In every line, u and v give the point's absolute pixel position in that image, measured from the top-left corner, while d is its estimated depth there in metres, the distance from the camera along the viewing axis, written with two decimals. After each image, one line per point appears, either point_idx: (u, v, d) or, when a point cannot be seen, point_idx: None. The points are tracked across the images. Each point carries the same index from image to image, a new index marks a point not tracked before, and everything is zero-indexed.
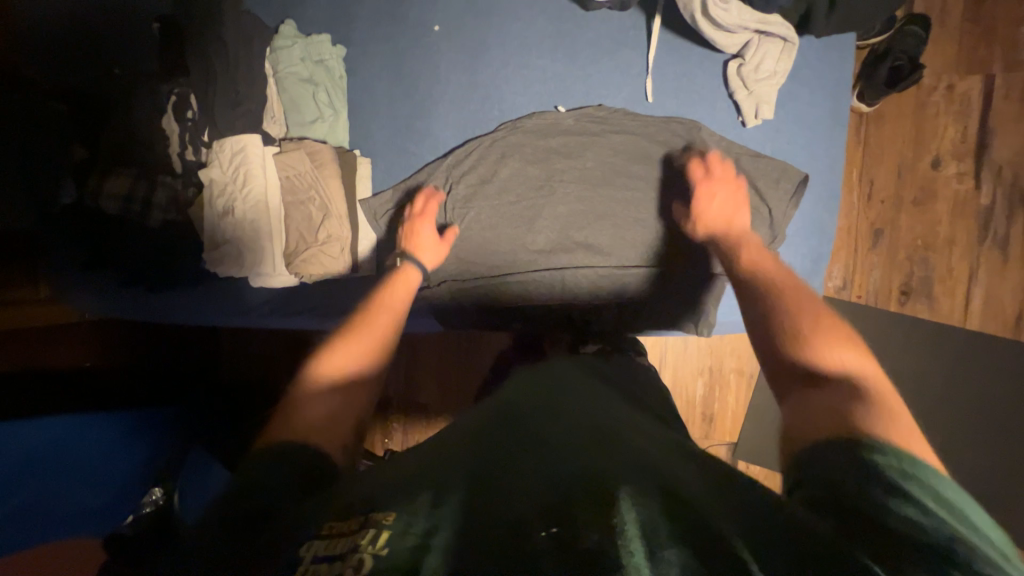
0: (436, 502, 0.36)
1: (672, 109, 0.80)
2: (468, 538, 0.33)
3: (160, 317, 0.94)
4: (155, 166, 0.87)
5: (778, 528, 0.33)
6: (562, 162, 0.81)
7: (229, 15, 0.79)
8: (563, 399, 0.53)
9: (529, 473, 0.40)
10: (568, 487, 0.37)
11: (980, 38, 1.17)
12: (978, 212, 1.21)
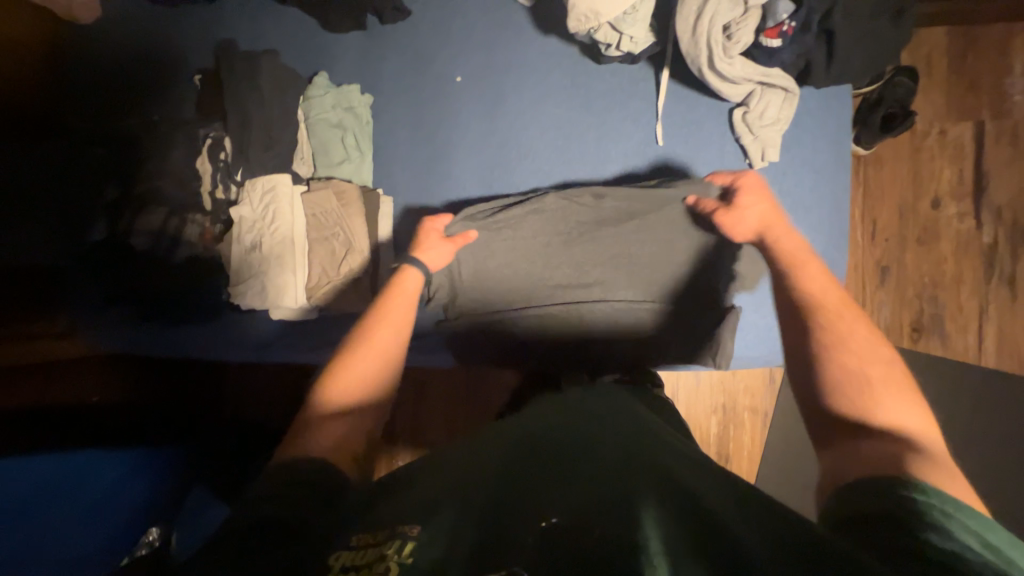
0: (460, 515, 0.42)
1: (681, 152, 0.84)
2: (487, 550, 0.39)
3: (177, 351, 0.95)
4: (186, 204, 0.91)
5: (760, 539, 0.37)
6: (583, 201, 0.81)
7: (264, 65, 0.84)
8: (578, 422, 0.58)
9: (541, 490, 0.45)
10: (572, 502, 0.42)
11: (967, 88, 1.24)
12: (981, 252, 1.24)
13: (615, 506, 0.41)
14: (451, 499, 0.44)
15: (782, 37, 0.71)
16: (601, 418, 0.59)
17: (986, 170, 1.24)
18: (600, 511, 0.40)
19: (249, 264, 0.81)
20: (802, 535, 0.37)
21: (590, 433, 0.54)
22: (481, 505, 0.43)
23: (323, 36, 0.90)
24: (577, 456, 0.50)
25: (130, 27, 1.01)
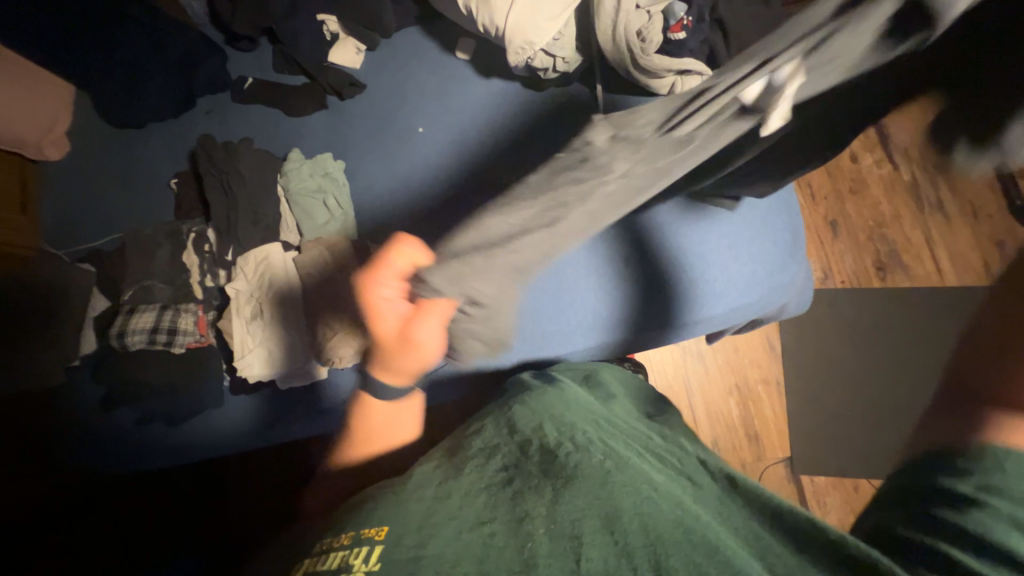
0: (432, 505, 0.46)
1: None
2: (451, 546, 0.41)
3: (181, 449, 0.91)
4: (179, 297, 0.93)
5: (684, 533, 0.40)
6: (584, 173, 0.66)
7: (242, 152, 0.92)
8: (564, 420, 0.58)
9: (509, 493, 0.47)
10: (532, 502, 0.45)
11: None
12: (907, 188, 1.39)
13: (568, 512, 0.43)
14: (426, 492, 0.49)
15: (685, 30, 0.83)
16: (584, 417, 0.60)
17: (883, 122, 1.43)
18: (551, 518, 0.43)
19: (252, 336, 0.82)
20: (709, 533, 0.40)
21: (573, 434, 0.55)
22: (453, 498, 0.47)
23: (291, 120, 0.99)
24: (555, 456, 0.51)
25: (100, 154, 1.07)
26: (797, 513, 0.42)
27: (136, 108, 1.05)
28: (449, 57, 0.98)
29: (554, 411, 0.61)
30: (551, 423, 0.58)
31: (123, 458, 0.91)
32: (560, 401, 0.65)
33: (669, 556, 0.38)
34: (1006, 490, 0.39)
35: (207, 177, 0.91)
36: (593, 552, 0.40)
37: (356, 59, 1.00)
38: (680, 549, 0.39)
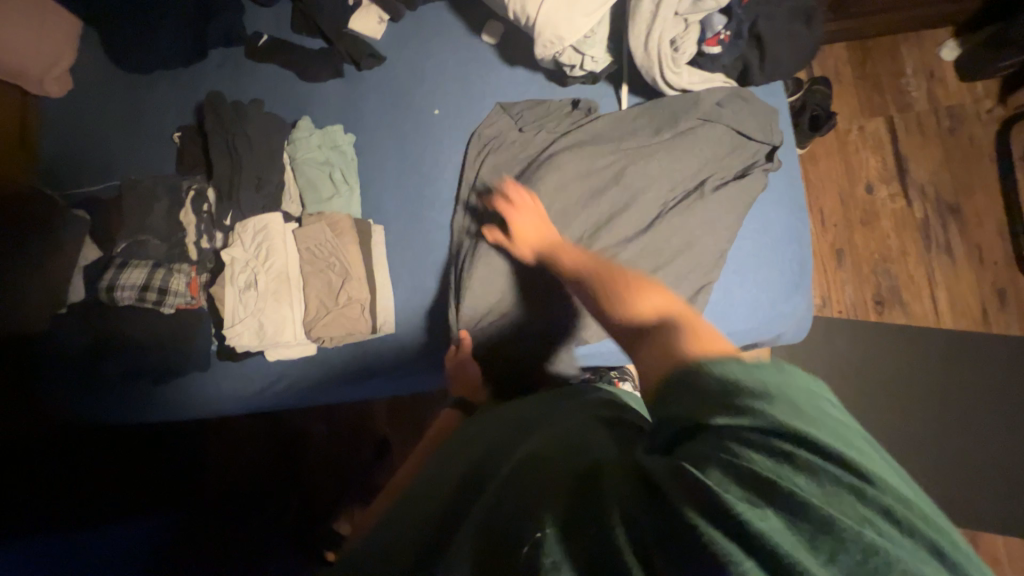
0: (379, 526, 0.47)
1: None
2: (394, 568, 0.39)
3: (164, 411, 0.91)
4: (172, 255, 0.91)
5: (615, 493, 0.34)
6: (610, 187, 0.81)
7: (250, 114, 0.89)
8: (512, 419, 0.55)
9: (438, 500, 0.45)
10: (457, 500, 0.43)
11: (872, 90, 1.44)
12: (917, 225, 1.38)
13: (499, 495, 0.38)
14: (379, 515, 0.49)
15: (721, 45, 0.79)
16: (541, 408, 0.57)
17: (905, 155, 1.41)
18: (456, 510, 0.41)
19: (245, 305, 0.81)
20: (595, 479, 0.36)
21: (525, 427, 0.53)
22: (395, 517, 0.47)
23: (304, 85, 0.96)
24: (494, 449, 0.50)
25: (103, 95, 1.04)
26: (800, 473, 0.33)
27: (145, 52, 1.01)
28: (474, 39, 0.95)
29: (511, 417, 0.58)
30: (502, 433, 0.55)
31: (105, 410, 0.90)
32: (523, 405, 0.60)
33: (542, 509, 0.35)
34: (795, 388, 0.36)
35: (212, 136, 0.88)
36: (482, 519, 0.37)
37: (378, 29, 0.96)
38: (558, 501, 0.35)
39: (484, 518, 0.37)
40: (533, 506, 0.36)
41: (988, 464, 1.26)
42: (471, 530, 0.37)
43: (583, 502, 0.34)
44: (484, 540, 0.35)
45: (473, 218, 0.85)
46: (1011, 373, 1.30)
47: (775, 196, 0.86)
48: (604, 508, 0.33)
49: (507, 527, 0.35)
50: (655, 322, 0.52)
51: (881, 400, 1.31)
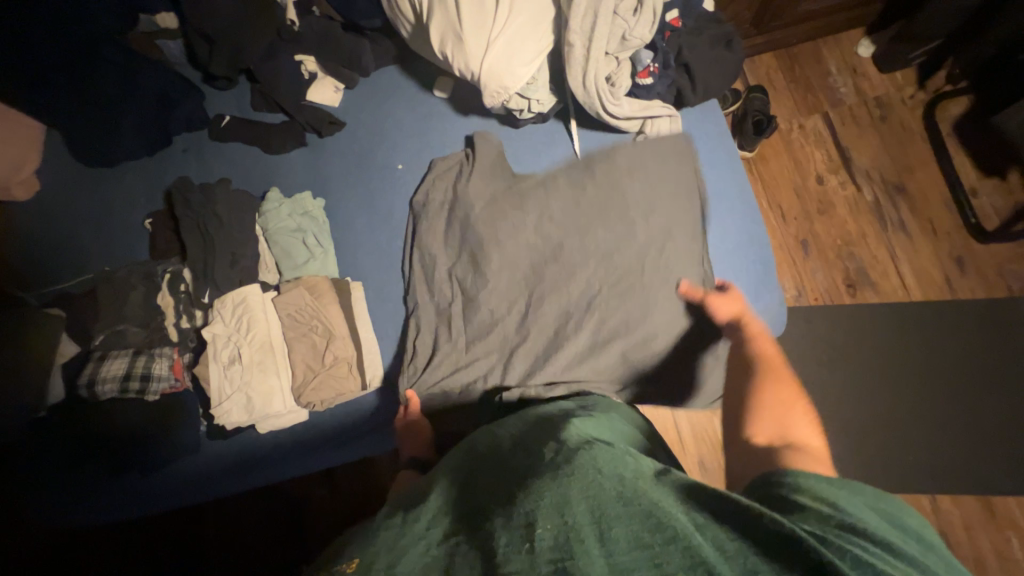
0: (401, 530, 0.45)
1: None
2: (430, 556, 0.42)
3: (153, 505, 0.88)
4: (153, 340, 0.91)
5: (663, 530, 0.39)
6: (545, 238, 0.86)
7: (220, 191, 0.91)
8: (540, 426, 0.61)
9: (479, 503, 0.48)
10: (496, 512, 0.45)
11: (805, 91, 1.55)
12: (870, 207, 1.46)
13: (546, 505, 0.43)
14: (396, 520, 0.47)
15: (652, 76, 0.87)
16: (549, 418, 0.63)
17: (846, 145, 1.51)
18: (501, 521, 0.43)
19: (230, 380, 0.79)
20: (647, 499, 0.42)
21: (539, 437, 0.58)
22: (422, 524, 0.46)
23: (270, 157, 1.00)
24: (516, 463, 0.53)
25: (75, 193, 1.06)
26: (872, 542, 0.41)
27: (111, 147, 1.03)
28: (427, 95, 1.00)
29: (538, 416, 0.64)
30: (530, 432, 0.60)
31: (88, 510, 0.87)
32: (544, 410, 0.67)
33: (614, 528, 0.40)
34: (883, 506, 0.46)
35: (184, 217, 0.90)
36: (546, 534, 0.40)
37: (336, 97, 1.01)
38: (629, 526, 0.40)
39: (549, 537, 0.40)
40: (598, 518, 0.41)
41: (984, 426, 1.29)
42: (531, 549, 0.39)
43: (645, 518, 0.40)
44: (555, 552, 0.39)
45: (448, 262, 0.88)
46: (985, 334, 1.34)
47: (727, 204, 0.90)
48: (667, 526, 0.39)
49: (577, 541, 0.39)
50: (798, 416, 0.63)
51: (872, 379, 1.34)
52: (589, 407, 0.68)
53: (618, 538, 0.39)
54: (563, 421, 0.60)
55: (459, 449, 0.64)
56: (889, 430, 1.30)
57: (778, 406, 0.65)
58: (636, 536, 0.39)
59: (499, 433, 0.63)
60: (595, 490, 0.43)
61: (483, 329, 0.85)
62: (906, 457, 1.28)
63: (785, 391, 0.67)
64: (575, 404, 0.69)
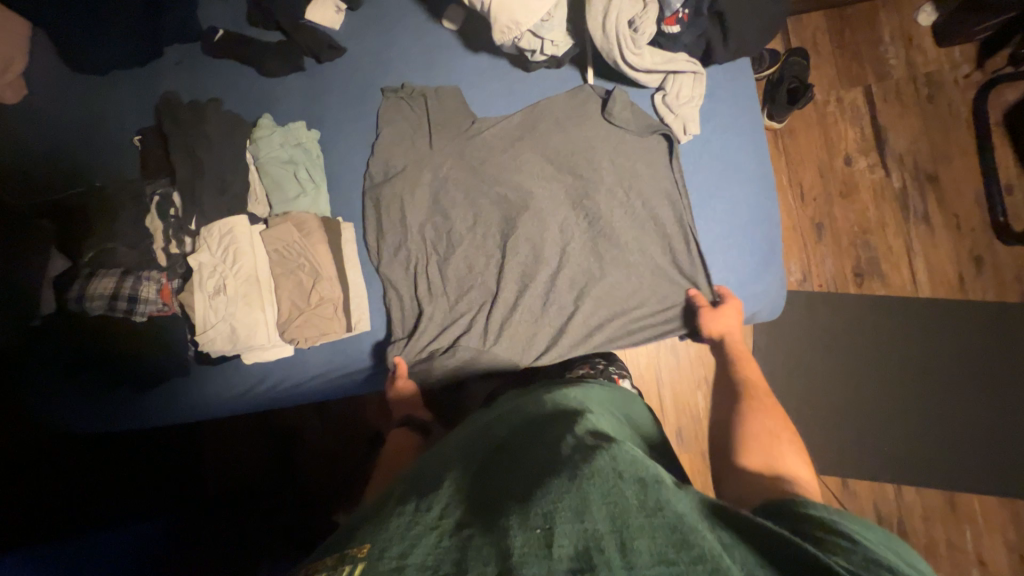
0: (412, 520, 0.45)
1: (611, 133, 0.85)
2: (441, 547, 0.41)
3: (149, 419, 0.92)
4: (142, 263, 0.90)
5: (684, 545, 0.39)
6: (499, 185, 0.86)
7: (210, 113, 0.86)
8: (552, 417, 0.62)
9: (494, 497, 0.49)
10: (511, 511, 0.45)
11: (850, 59, 1.42)
12: (896, 195, 1.38)
13: (567, 504, 0.43)
14: (408, 508, 0.47)
15: (680, 24, 0.77)
16: (563, 408, 0.64)
17: (883, 125, 1.40)
18: (519, 516, 0.43)
19: (214, 310, 0.78)
20: (671, 512, 0.42)
21: (554, 428, 0.58)
22: (433, 512, 0.46)
23: (265, 81, 0.94)
24: (532, 457, 0.54)
25: (67, 100, 1.01)
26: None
27: (99, 53, 0.97)
28: (435, 25, 0.92)
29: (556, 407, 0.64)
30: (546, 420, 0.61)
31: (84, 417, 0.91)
32: (557, 400, 0.67)
33: (637, 540, 0.40)
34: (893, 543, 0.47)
35: (171, 136, 0.85)
36: (564, 539, 0.40)
37: (336, 19, 0.93)
38: (651, 538, 0.40)
39: (568, 543, 0.40)
40: (621, 524, 0.41)
41: (963, 426, 1.30)
42: (548, 554, 0.39)
43: (671, 536, 0.40)
44: (573, 559, 0.38)
45: (431, 219, 0.86)
46: (986, 337, 1.32)
47: (740, 179, 0.85)
48: (692, 546, 0.39)
49: (598, 550, 0.39)
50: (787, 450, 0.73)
51: (862, 369, 1.34)
52: (600, 408, 0.69)
53: (641, 550, 0.39)
54: (579, 414, 0.61)
55: (473, 436, 0.66)
56: (868, 420, 1.32)
57: (774, 426, 0.78)
58: (661, 552, 0.39)
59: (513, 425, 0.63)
60: (618, 494, 0.44)
61: (441, 289, 0.85)
62: (879, 447, 1.31)
63: (769, 422, 0.79)
64: (592, 392, 0.71)
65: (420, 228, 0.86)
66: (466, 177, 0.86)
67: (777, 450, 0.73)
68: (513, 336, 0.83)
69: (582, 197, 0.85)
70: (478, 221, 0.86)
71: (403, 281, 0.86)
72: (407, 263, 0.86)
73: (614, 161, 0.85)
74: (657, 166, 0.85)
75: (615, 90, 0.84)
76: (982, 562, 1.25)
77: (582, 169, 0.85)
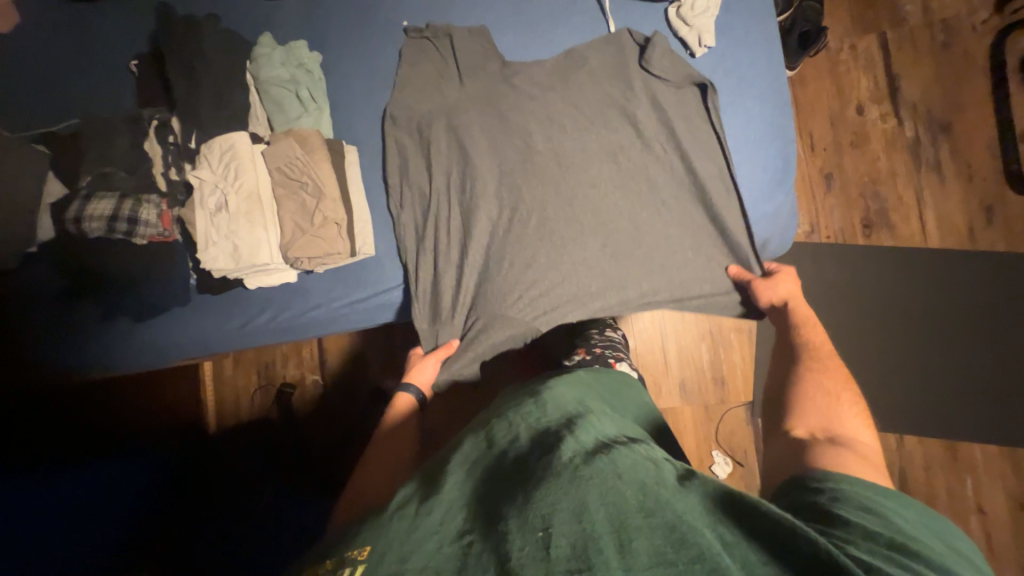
0: (412, 523, 0.46)
1: (631, 58, 0.81)
2: (440, 551, 0.43)
3: (160, 354, 0.94)
4: (137, 187, 0.87)
5: (680, 542, 0.40)
6: (521, 122, 0.82)
7: (209, 30, 0.84)
8: (556, 405, 0.61)
9: (494, 492, 0.49)
10: (510, 510, 0.45)
11: (865, 5, 1.39)
12: (907, 144, 1.36)
13: (565, 506, 0.44)
14: (408, 512, 0.47)
15: None
16: (567, 400, 0.63)
17: (896, 73, 1.37)
18: (518, 516, 0.44)
19: (217, 227, 0.77)
20: (671, 512, 0.43)
21: (556, 419, 0.58)
22: (433, 514, 0.47)
23: (265, 2, 0.91)
24: (533, 448, 0.53)
25: (60, 26, 0.98)
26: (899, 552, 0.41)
27: None
28: None
29: (559, 399, 0.63)
30: (548, 410, 0.60)
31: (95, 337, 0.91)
32: (562, 390, 0.66)
33: (635, 541, 0.41)
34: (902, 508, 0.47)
35: (170, 54, 0.83)
36: (562, 539, 0.41)
37: None
38: (648, 538, 0.41)
39: (567, 546, 0.41)
40: (620, 525, 0.42)
41: (967, 377, 1.30)
42: (545, 553, 0.40)
43: (670, 536, 0.41)
44: (570, 558, 0.40)
45: (439, 144, 0.83)
46: (995, 288, 1.31)
47: (757, 92, 0.81)
48: (689, 544, 0.40)
49: (596, 549, 0.40)
50: (848, 415, 0.63)
51: (868, 321, 1.34)
52: (603, 400, 0.68)
53: (638, 550, 0.40)
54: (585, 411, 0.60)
55: (475, 425, 0.66)
56: (871, 370, 1.32)
57: (830, 383, 0.68)
58: (657, 552, 0.40)
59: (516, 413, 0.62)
60: (616, 494, 0.45)
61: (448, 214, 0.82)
62: (882, 397, 1.31)
63: (827, 384, 0.68)
64: (593, 384, 0.72)
65: (429, 153, 0.83)
66: (481, 103, 0.83)
67: (834, 412, 0.63)
68: (528, 281, 0.80)
69: (611, 153, 0.81)
70: (493, 147, 0.82)
71: (417, 212, 0.84)
72: (417, 187, 0.84)
73: (644, 111, 0.81)
74: (694, 116, 0.81)
75: (655, 36, 0.79)
76: (981, 510, 1.26)
77: (614, 121, 0.81)
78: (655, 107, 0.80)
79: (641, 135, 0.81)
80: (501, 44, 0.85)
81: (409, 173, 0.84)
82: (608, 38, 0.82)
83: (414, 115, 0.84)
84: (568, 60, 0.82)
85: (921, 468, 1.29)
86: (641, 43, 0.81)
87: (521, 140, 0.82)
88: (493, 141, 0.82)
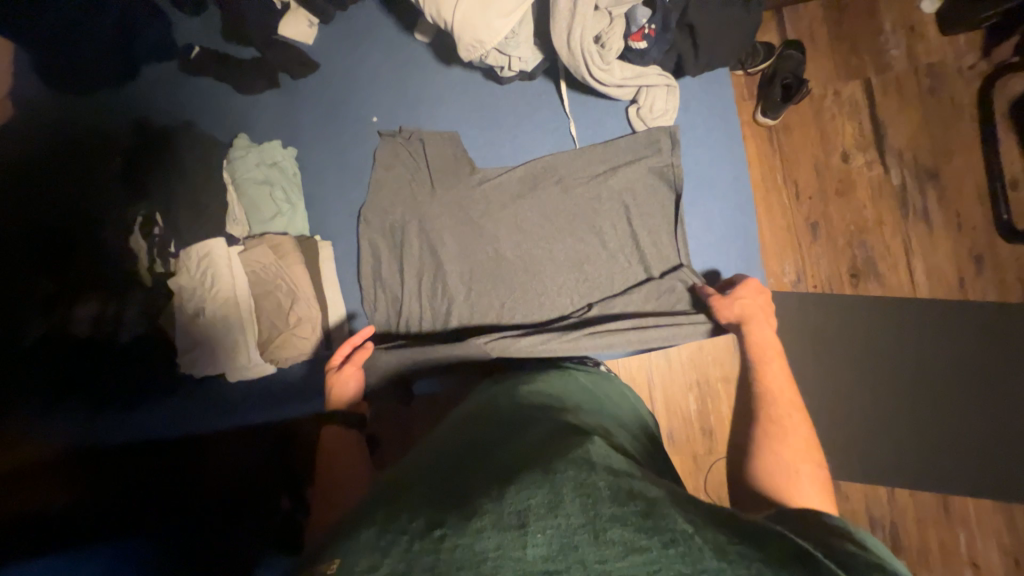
0: (386, 529, 0.42)
1: (598, 159, 0.83)
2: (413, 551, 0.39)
3: (152, 430, 0.93)
4: (124, 285, 0.90)
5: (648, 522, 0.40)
6: (489, 223, 0.83)
7: (187, 137, 0.88)
8: (519, 414, 0.62)
9: (462, 493, 0.47)
10: (486, 504, 0.43)
11: (849, 50, 1.37)
12: (894, 192, 1.34)
13: (543, 501, 0.42)
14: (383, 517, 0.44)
15: (647, 39, 0.76)
16: (532, 405, 0.64)
17: (882, 120, 1.36)
18: (499, 509, 0.42)
19: (194, 332, 0.81)
20: (639, 498, 0.43)
21: (523, 425, 0.59)
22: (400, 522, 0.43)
23: (240, 98, 0.94)
24: (509, 452, 0.53)
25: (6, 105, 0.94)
26: (866, 566, 0.42)
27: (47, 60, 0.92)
28: (407, 38, 0.91)
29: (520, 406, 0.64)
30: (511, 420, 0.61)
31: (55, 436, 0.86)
32: (525, 396, 0.67)
33: (607, 527, 0.40)
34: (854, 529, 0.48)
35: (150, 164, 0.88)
36: (540, 536, 0.39)
37: (309, 34, 0.93)
38: (620, 516, 0.40)
39: (546, 535, 0.39)
40: (596, 523, 0.40)
41: (960, 428, 1.28)
42: (524, 550, 0.38)
43: (640, 520, 0.40)
44: (547, 554, 0.38)
45: (405, 241, 0.85)
46: (985, 337, 1.30)
47: (716, 194, 0.85)
48: (663, 528, 0.40)
49: (574, 543, 0.39)
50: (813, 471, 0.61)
51: (856, 371, 1.32)
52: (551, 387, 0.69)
53: (610, 538, 0.39)
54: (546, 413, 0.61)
55: (443, 435, 0.64)
56: (863, 421, 1.30)
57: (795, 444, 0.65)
58: (631, 538, 0.39)
59: (481, 426, 0.62)
60: (593, 488, 0.43)
61: (421, 310, 0.84)
62: (874, 451, 1.29)
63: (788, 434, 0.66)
64: (558, 380, 0.72)
65: (400, 250, 0.85)
66: (453, 201, 0.84)
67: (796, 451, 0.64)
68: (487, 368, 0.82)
69: (575, 255, 0.83)
70: (462, 244, 0.83)
71: (392, 311, 0.85)
72: (388, 283, 0.85)
73: (608, 212, 0.83)
74: (659, 216, 0.82)
75: (618, 148, 0.83)
76: (974, 564, 1.24)
77: (579, 222, 0.83)
78: (618, 213, 0.82)
79: (605, 236, 0.83)
80: (466, 141, 0.88)
81: (380, 269, 0.86)
82: (573, 149, 0.85)
83: (385, 212, 0.86)
84: (535, 164, 0.84)
85: (911, 520, 1.27)
86: (606, 148, 0.84)
87: (492, 243, 0.83)
88: (462, 243, 0.84)
